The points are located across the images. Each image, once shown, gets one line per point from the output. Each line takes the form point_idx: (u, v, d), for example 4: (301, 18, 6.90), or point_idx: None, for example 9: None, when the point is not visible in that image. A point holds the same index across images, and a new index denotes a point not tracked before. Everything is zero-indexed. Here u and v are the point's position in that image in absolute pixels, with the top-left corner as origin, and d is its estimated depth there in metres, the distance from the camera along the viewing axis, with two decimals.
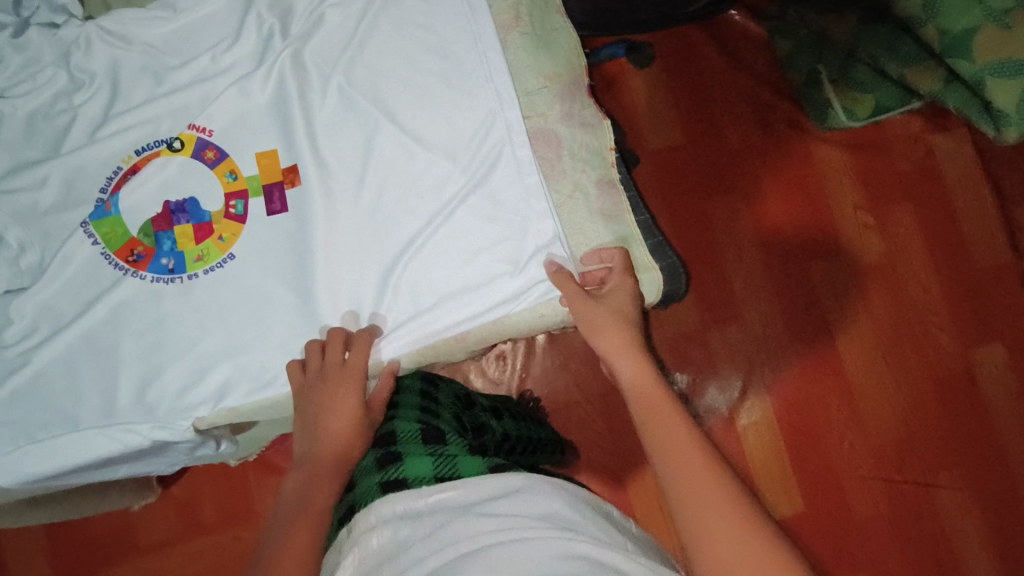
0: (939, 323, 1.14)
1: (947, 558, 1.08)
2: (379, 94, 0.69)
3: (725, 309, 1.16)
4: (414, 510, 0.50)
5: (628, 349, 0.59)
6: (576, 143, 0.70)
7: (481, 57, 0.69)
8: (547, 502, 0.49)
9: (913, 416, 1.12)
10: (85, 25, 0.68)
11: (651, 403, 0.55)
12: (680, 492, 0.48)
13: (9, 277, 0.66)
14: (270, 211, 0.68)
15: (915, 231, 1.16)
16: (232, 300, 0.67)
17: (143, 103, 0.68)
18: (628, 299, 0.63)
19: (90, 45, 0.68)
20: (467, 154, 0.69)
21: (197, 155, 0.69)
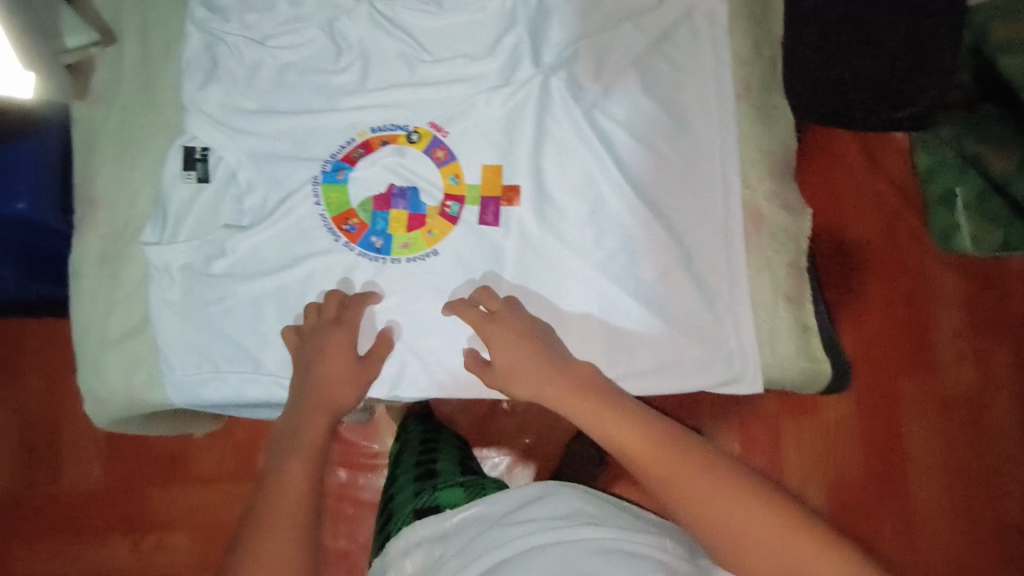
0: (1012, 470, 1.09)
1: None
2: (607, 135, 0.74)
3: (804, 403, 1.10)
4: (441, 530, 0.59)
5: (595, 407, 0.60)
6: (777, 223, 0.73)
7: (709, 127, 0.74)
8: (570, 504, 0.56)
9: (967, 558, 1.07)
10: (361, 3, 0.73)
11: (638, 446, 0.56)
12: (699, 518, 0.52)
13: (233, 213, 0.71)
14: (482, 223, 0.73)
15: (1009, 373, 1.11)
16: (426, 289, 0.72)
17: (394, 87, 0.73)
18: (564, 362, 0.64)
19: (359, 20, 0.73)
20: (670, 212, 0.73)
21: (428, 151, 0.73)
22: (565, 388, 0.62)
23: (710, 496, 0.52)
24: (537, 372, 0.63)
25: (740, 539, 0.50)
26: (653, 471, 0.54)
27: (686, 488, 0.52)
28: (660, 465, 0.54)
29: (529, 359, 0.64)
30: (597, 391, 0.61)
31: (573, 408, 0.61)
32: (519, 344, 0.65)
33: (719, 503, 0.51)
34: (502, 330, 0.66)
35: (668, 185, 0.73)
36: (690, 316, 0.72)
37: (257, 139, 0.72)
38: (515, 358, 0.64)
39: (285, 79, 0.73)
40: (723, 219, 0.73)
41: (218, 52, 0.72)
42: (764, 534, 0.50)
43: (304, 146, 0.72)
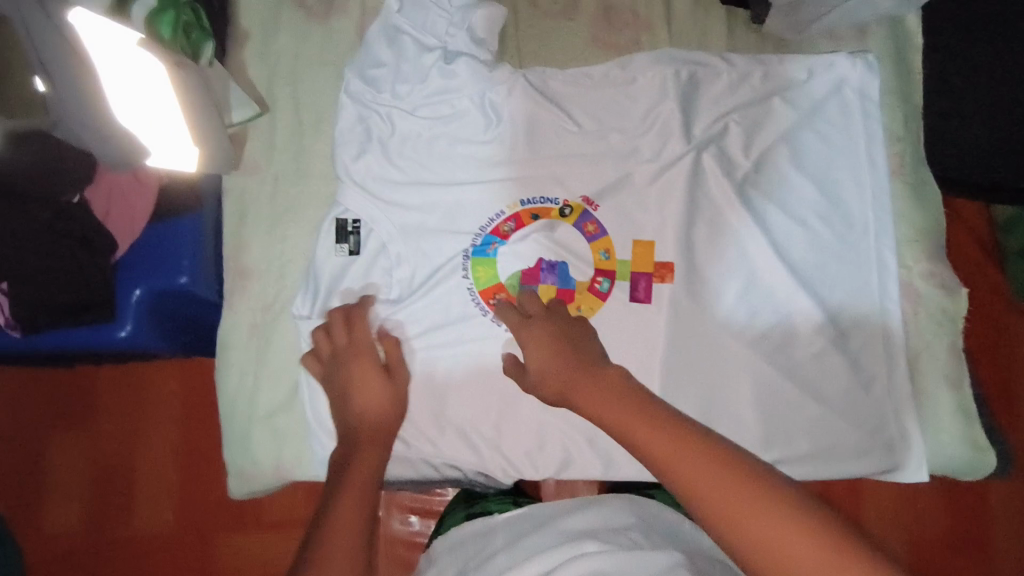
0: None
1: None
2: (759, 211, 0.73)
3: None
4: (484, 527, 0.62)
5: (636, 416, 0.49)
6: (935, 305, 0.71)
7: (863, 205, 0.73)
8: (620, 520, 0.56)
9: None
10: (515, 75, 0.72)
11: (704, 470, 0.43)
12: (722, 512, 0.42)
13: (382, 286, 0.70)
14: (633, 299, 0.71)
15: None
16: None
17: (546, 163, 0.72)
18: (591, 365, 0.55)
19: (513, 93, 0.72)
20: (826, 292, 0.71)
21: (579, 225, 0.72)
22: (594, 395, 0.52)
23: (782, 537, 0.39)
24: (582, 387, 0.54)
25: (771, 556, 0.39)
26: (676, 480, 0.44)
27: (747, 522, 0.41)
28: (711, 493, 0.42)
29: (565, 367, 0.56)
30: (635, 394, 0.51)
31: (603, 416, 0.51)
32: (558, 358, 0.57)
33: (787, 539, 0.39)
34: (537, 333, 0.61)
35: (822, 263, 0.72)
36: (850, 400, 0.70)
37: (408, 211, 0.71)
38: (547, 368, 0.57)
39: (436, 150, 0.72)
40: (879, 300, 0.71)
41: (370, 124, 0.71)
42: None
43: (455, 219, 0.71)
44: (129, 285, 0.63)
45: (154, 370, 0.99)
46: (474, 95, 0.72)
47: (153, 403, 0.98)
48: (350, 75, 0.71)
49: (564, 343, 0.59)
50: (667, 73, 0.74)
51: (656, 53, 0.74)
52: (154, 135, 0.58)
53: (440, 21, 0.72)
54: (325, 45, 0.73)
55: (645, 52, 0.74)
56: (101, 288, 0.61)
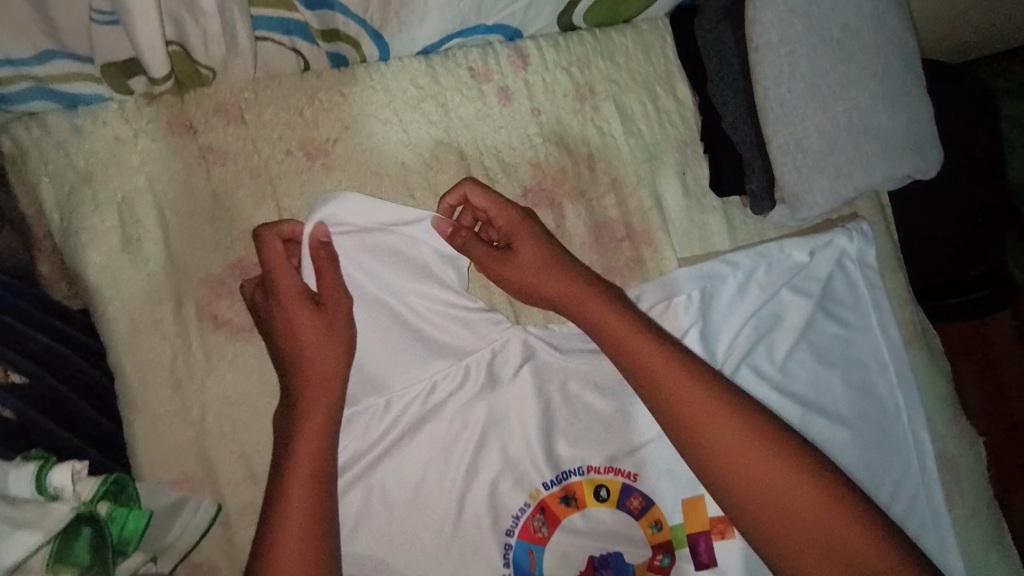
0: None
1: None
2: (803, 425, 0.66)
3: None
4: None
5: (663, 366, 0.52)
6: (970, 466, 0.72)
7: (891, 388, 0.70)
8: None
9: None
10: (513, 334, 0.59)
11: (711, 417, 0.50)
12: (654, 380, 0.52)
13: None
14: (700, 566, 0.60)
15: None
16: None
17: (573, 440, 0.60)
18: (599, 282, 0.55)
19: (517, 366, 0.59)
20: (882, 493, 0.67)
21: (622, 504, 0.60)
22: (592, 304, 0.54)
23: (763, 465, 0.49)
24: (609, 322, 0.54)
25: (690, 415, 0.51)
26: (688, 423, 0.51)
27: (740, 458, 0.49)
28: (697, 419, 0.50)
29: (575, 295, 0.54)
30: (660, 341, 0.53)
31: (615, 336, 0.53)
32: (563, 281, 0.55)
33: (762, 472, 0.49)
34: (536, 243, 0.55)
35: (869, 461, 0.67)
36: None
37: (428, 553, 0.56)
38: (550, 289, 0.55)
39: (447, 459, 0.57)
40: (922, 481, 0.69)
41: (354, 458, 0.56)
42: (796, 498, 0.49)
43: (484, 543, 0.57)
44: None
45: None
46: (475, 385, 0.59)
47: None
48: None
49: (562, 263, 0.55)
50: (680, 296, 0.63)
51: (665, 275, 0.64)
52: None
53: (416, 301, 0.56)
54: (264, 368, 0.52)
55: (650, 275, 0.64)
56: None
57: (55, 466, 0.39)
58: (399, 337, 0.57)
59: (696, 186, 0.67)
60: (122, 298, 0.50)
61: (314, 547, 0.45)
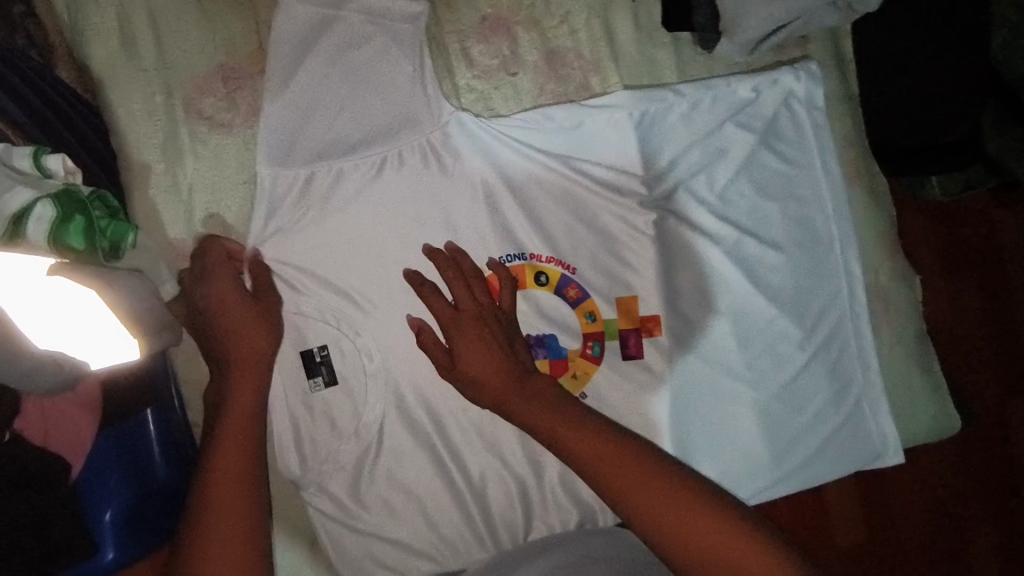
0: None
1: None
2: (736, 247, 0.72)
3: None
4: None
5: (550, 418, 0.57)
6: (902, 298, 0.77)
7: (828, 222, 0.74)
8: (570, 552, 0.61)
9: (968, 538, 1.05)
10: (456, 115, 0.66)
11: (593, 447, 0.54)
12: (546, 429, 0.57)
13: (384, 400, 0.67)
14: (627, 356, 0.71)
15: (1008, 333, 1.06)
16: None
17: (518, 233, 0.69)
18: (496, 321, 0.62)
19: (461, 155, 0.67)
20: (809, 312, 0.74)
21: (559, 292, 0.70)
22: (478, 351, 0.60)
23: (638, 482, 0.51)
24: (516, 406, 0.59)
25: (571, 450, 0.55)
26: (571, 451, 0.55)
27: (625, 480, 0.52)
28: (583, 454, 0.54)
29: (503, 381, 0.60)
30: (552, 406, 0.58)
31: (498, 390, 0.60)
32: (472, 326, 0.62)
33: (636, 484, 0.51)
34: (469, 334, 0.61)
35: (795, 285, 0.74)
36: (832, 407, 0.75)
37: (389, 323, 0.66)
38: (484, 377, 0.60)
39: (409, 246, 0.67)
40: (849, 306, 0.75)
41: (324, 240, 0.65)
42: (672, 518, 0.50)
43: (430, 319, 0.67)
44: (98, 508, 0.57)
45: None
46: (430, 183, 0.67)
47: None
48: (269, 187, 0.63)
49: (479, 322, 0.62)
50: (621, 113, 0.69)
51: (610, 95, 0.69)
52: (89, 351, 0.51)
53: (377, 96, 0.65)
54: (243, 160, 0.63)
55: (596, 97, 0.70)
56: (67, 528, 0.53)
57: (50, 153, 0.47)
58: (367, 122, 0.65)
59: (648, 21, 0.72)
60: (121, 86, 0.60)
61: (248, 504, 0.49)
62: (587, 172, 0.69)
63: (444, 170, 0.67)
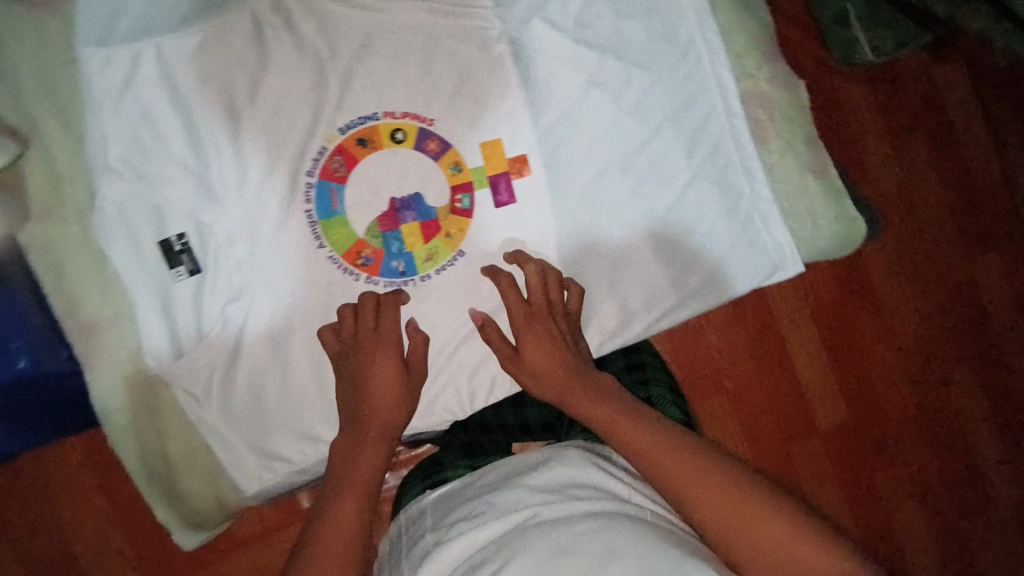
0: (948, 240, 1.16)
1: (891, 447, 1.14)
2: (596, 74, 0.72)
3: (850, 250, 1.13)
4: (444, 505, 0.61)
5: (611, 411, 0.61)
6: (784, 105, 0.76)
7: (695, 38, 0.74)
8: (567, 467, 0.59)
9: (953, 400, 1.17)
10: None
11: (669, 458, 0.56)
12: (591, 418, 0.62)
13: (253, 274, 0.65)
14: (499, 203, 0.71)
15: (927, 164, 1.15)
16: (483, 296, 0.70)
17: (368, 89, 0.69)
18: (556, 316, 0.68)
19: (293, 15, 0.67)
20: (686, 124, 0.73)
21: (419, 146, 0.70)
22: (537, 339, 0.66)
23: (706, 496, 0.53)
24: (578, 395, 0.64)
25: (615, 432, 0.60)
26: (611, 431, 0.60)
27: (657, 464, 0.56)
28: (625, 439, 0.59)
29: (562, 372, 0.65)
30: (611, 400, 0.63)
31: (551, 378, 0.65)
32: (538, 322, 0.67)
33: (672, 464, 0.55)
34: (537, 328, 0.67)
35: (666, 105, 0.73)
36: (725, 221, 0.74)
37: (248, 197, 0.66)
38: (547, 372, 0.65)
39: (255, 114, 0.66)
40: (726, 120, 0.74)
41: (165, 114, 0.65)
42: (695, 494, 0.53)
43: (289, 185, 0.67)
44: None
45: (76, 480, 0.90)
46: (267, 48, 0.67)
47: (75, 504, 0.90)
48: (95, 68, 0.63)
49: (547, 317, 0.67)
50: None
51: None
52: None
53: None
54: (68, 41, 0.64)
55: None
56: None
57: None
58: None
59: None
60: None
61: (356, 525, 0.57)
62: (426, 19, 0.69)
63: (283, 32, 0.67)
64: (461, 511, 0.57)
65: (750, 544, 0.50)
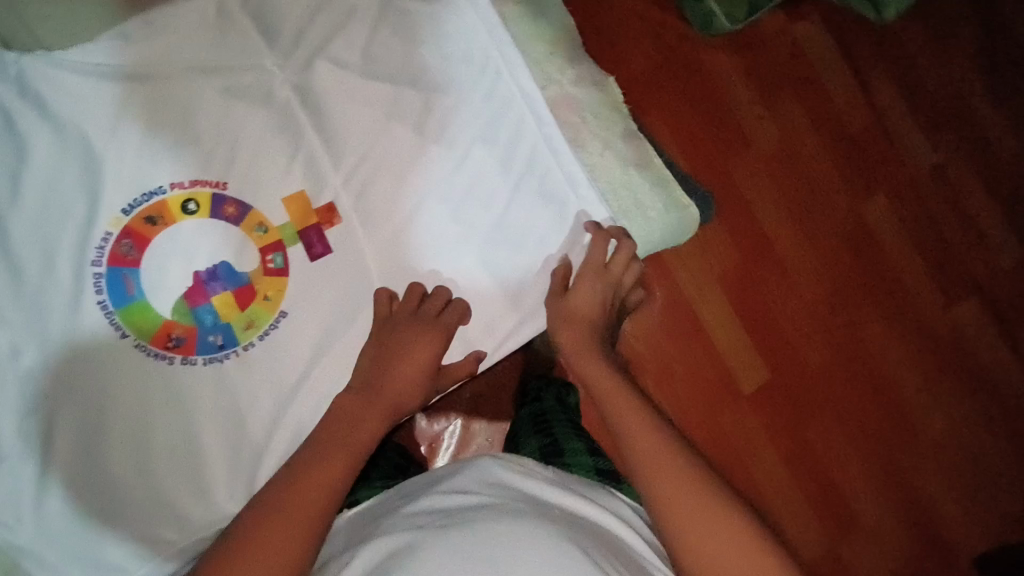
0: (835, 185, 1.14)
1: (813, 401, 1.11)
2: (393, 106, 0.69)
3: (736, 207, 1.10)
4: (361, 515, 0.57)
5: (620, 386, 0.60)
6: (595, 103, 0.75)
7: (494, 55, 0.71)
8: (486, 472, 0.58)
9: (864, 337, 1.13)
10: (24, 58, 0.62)
11: (663, 470, 0.51)
12: (601, 390, 0.60)
13: (51, 379, 0.62)
14: (315, 257, 0.68)
15: (801, 117, 1.14)
16: (316, 351, 0.68)
17: (146, 163, 0.64)
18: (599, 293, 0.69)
19: (44, 99, 0.62)
20: (498, 140, 0.71)
21: (216, 212, 0.65)
22: (585, 310, 0.68)
23: (674, 493, 0.50)
24: (590, 367, 0.63)
25: (620, 404, 0.58)
26: (613, 407, 0.58)
27: (646, 444, 0.53)
28: (625, 414, 0.57)
29: (583, 345, 0.65)
30: (600, 375, 0.62)
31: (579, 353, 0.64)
32: (590, 293, 0.68)
33: (647, 452, 0.53)
34: (589, 292, 0.68)
35: (472, 126, 0.71)
36: (555, 230, 0.72)
37: (31, 301, 0.62)
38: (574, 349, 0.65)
39: (22, 210, 0.62)
40: (539, 130, 0.72)
41: None
42: (670, 480, 0.51)
43: (76, 279, 0.63)
44: None
45: None
46: (22, 139, 0.62)
47: None
48: None
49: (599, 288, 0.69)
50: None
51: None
52: None
53: None
54: None
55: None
56: None
57: None
58: None
59: None
60: None
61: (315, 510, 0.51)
62: (198, 79, 0.65)
63: (37, 119, 0.62)
64: (384, 518, 0.53)
65: (702, 551, 0.47)
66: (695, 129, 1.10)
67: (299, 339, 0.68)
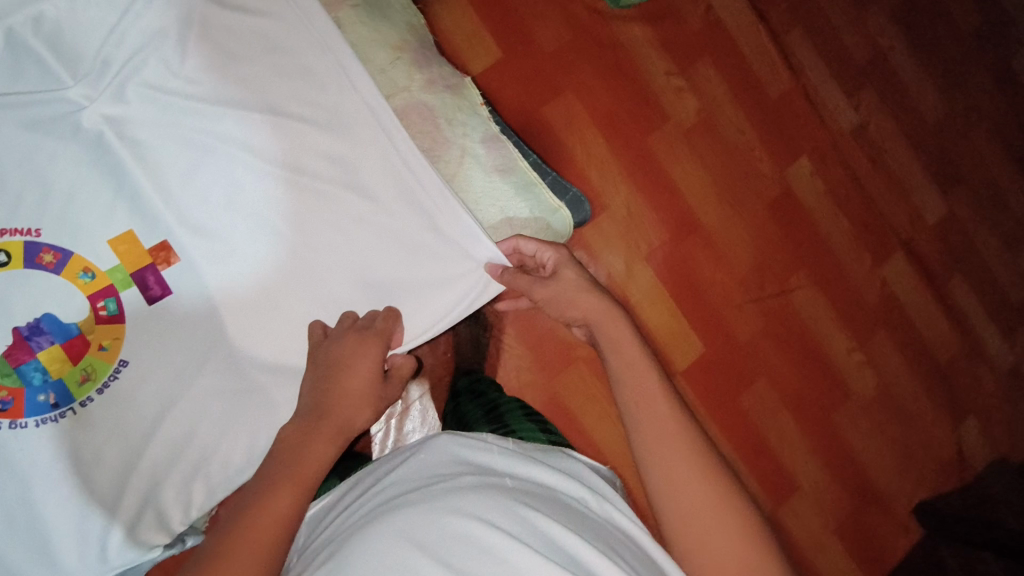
0: (759, 154, 1.08)
1: (751, 375, 1.07)
2: (224, 129, 0.64)
3: (659, 184, 1.03)
4: (329, 507, 0.58)
5: (633, 358, 0.58)
6: (449, 108, 0.72)
7: (334, 64, 0.67)
8: (438, 449, 0.57)
9: (795, 304, 1.10)
10: None
11: (670, 460, 0.51)
12: (613, 357, 0.59)
13: None
14: (152, 299, 0.63)
15: (720, 84, 1.07)
16: (171, 391, 0.63)
17: None
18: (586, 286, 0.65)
19: None
20: (346, 155, 0.67)
21: (31, 262, 0.60)
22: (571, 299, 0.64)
23: (674, 468, 0.51)
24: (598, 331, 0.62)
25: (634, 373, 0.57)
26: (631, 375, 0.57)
27: (658, 423, 0.53)
28: (644, 381, 0.56)
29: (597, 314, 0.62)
30: (611, 344, 0.60)
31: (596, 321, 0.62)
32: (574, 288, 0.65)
33: (662, 428, 0.53)
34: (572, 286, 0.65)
35: (316, 142, 0.66)
36: (415, 245, 0.68)
37: None
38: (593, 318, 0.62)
39: None
40: (390, 142, 0.67)
41: None
42: (671, 459, 0.51)
43: None
44: None
45: None
46: None
47: None
48: None
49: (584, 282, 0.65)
50: (16, 22, 0.59)
51: None
52: None
53: None
54: None
55: None
56: None
57: None
58: None
59: None
60: None
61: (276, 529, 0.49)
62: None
63: None
64: (341, 512, 0.53)
65: (696, 527, 0.49)
66: (609, 104, 1.01)
67: (143, 388, 0.62)
